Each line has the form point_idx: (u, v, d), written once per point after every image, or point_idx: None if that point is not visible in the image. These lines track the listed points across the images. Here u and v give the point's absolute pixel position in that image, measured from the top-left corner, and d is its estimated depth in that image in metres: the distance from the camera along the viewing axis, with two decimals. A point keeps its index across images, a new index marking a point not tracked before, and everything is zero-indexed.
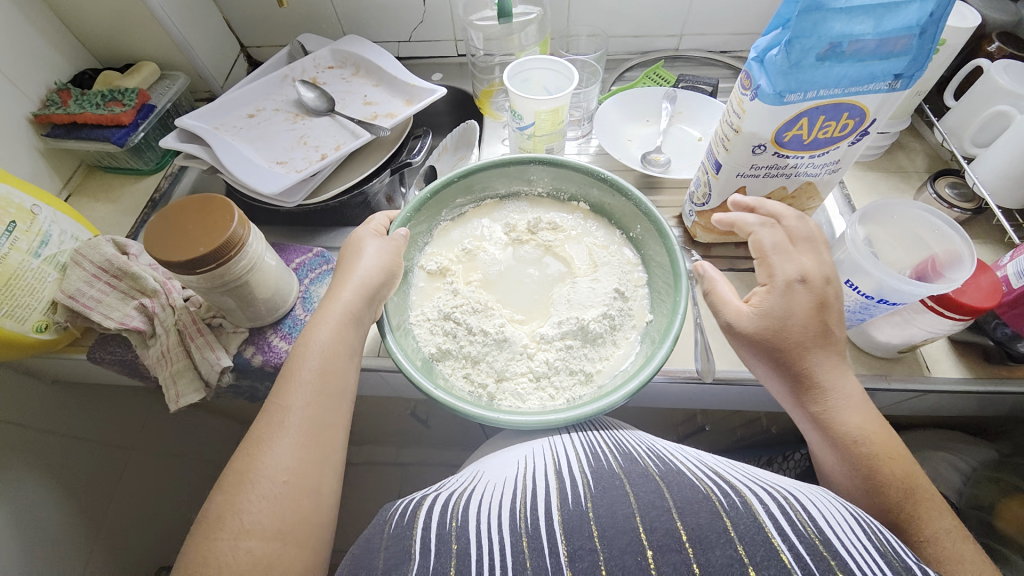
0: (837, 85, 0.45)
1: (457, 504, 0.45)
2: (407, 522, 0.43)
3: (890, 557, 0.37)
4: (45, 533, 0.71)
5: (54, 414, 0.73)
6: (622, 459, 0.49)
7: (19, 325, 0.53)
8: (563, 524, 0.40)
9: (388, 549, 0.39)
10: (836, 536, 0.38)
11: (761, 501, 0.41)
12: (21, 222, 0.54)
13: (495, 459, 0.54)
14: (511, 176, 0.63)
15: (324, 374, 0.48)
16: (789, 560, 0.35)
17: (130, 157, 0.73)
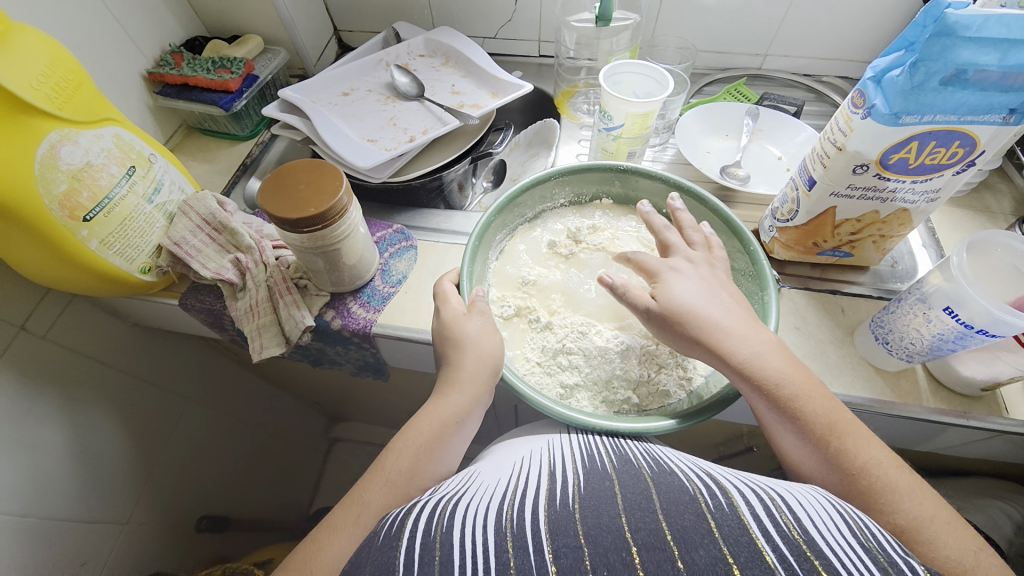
0: (953, 112, 0.44)
1: (446, 504, 0.41)
2: (394, 533, 0.38)
3: (875, 553, 0.33)
4: (105, 470, 0.74)
5: (128, 356, 0.75)
6: (615, 460, 0.45)
7: (127, 264, 0.57)
8: (548, 521, 0.37)
9: (373, 560, 0.35)
10: (821, 535, 0.35)
11: (748, 504, 0.38)
12: (140, 168, 0.57)
13: (492, 459, 0.51)
14: (540, 196, 0.64)
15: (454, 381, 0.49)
16: (773, 561, 0.32)
17: (229, 122, 0.77)
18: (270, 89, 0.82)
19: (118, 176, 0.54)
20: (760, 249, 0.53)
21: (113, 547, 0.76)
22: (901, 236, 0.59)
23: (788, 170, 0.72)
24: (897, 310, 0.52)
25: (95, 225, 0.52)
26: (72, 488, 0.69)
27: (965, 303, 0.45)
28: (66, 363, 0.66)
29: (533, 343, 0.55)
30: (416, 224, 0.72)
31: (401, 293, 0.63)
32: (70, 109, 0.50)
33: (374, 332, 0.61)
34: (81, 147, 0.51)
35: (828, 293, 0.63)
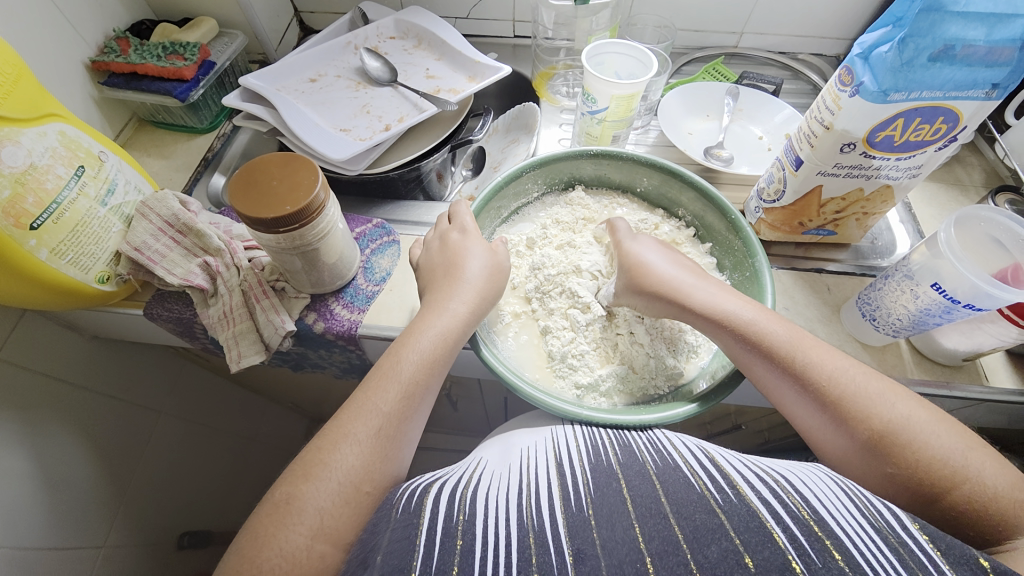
0: (939, 88, 0.44)
1: (467, 492, 0.42)
2: (414, 509, 0.39)
3: (885, 534, 0.34)
4: (74, 493, 0.69)
5: (86, 369, 0.70)
6: (620, 453, 0.45)
7: (82, 274, 0.52)
8: (567, 526, 0.38)
9: (395, 533, 0.36)
10: (831, 515, 0.36)
11: (754, 489, 0.40)
12: (89, 168, 0.52)
13: (497, 446, 0.51)
14: (515, 192, 0.61)
15: (428, 367, 0.45)
16: (785, 543, 0.34)
17: (185, 114, 0.72)
18: (228, 77, 0.76)
19: (65, 178, 0.49)
20: (747, 225, 0.53)
21: (90, 572, 0.71)
22: (882, 214, 0.59)
23: (770, 150, 0.72)
24: (884, 287, 0.53)
25: (44, 234, 0.47)
26: (39, 516, 0.64)
27: (953, 278, 0.46)
28: (20, 384, 0.60)
29: (538, 349, 0.54)
30: (397, 218, 0.69)
31: (385, 291, 0.60)
32: (9, 106, 0.45)
33: (360, 334, 0.58)
34: (23, 147, 0.46)
35: (813, 272, 0.64)
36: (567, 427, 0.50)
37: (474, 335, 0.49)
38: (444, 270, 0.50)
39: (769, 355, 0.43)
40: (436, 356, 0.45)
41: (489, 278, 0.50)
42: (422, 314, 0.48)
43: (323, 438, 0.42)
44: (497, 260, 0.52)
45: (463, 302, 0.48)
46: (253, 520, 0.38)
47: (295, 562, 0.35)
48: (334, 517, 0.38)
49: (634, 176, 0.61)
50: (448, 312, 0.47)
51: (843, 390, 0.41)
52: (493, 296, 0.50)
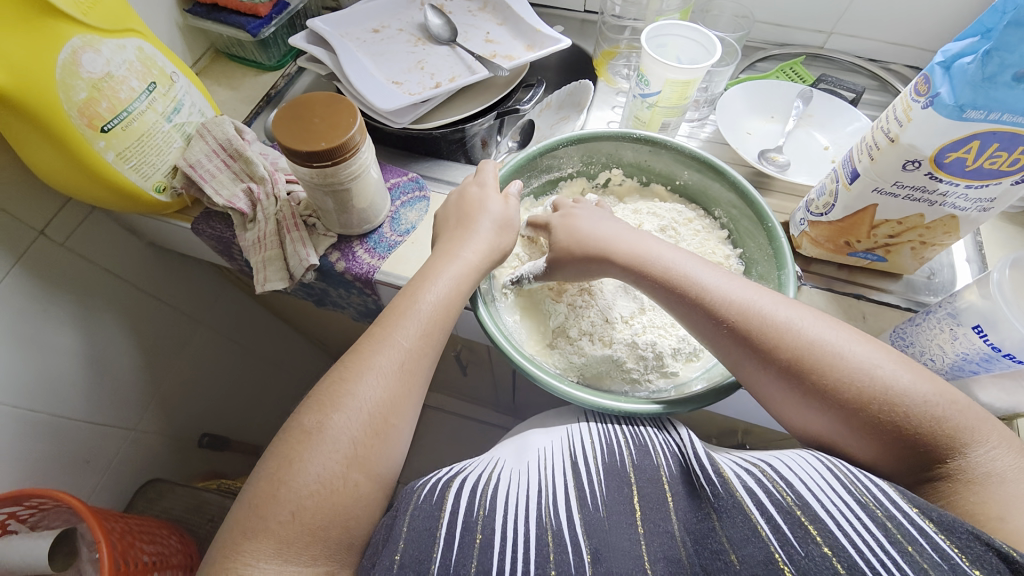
0: (1023, 114, 0.39)
1: (485, 488, 0.44)
2: (434, 501, 0.42)
3: (870, 508, 0.34)
4: (115, 380, 0.77)
5: (139, 271, 0.77)
6: (636, 453, 0.47)
7: (142, 180, 0.57)
8: (584, 525, 0.39)
9: (416, 519, 0.40)
10: (815, 497, 0.36)
11: (738, 476, 0.40)
12: (161, 85, 0.57)
13: (513, 447, 0.53)
14: (547, 164, 0.59)
15: (437, 320, 0.47)
16: (767, 535, 0.34)
17: (256, 50, 0.76)
18: (300, 19, 0.80)
19: (137, 91, 0.54)
20: (781, 231, 0.50)
21: (119, 450, 0.80)
22: (944, 246, 0.54)
23: (833, 163, 0.67)
24: (922, 323, 0.48)
25: (112, 138, 0.52)
26: (81, 392, 0.72)
27: (999, 323, 0.42)
28: (81, 273, 0.68)
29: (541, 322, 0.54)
30: (433, 175, 0.71)
31: (407, 243, 0.62)
32: (95, 16, 0.49)
33: (375, 279, 0.60)
34: (104, 56, 0.51)
35: (852, 298, 0.59)
36: (584, 425, 0.53)
37: (475, 291, 0.50)
38: (456, 220, 0.52)
39: (710, 311, 0.43)
40: (451, 302, 0.47)
41: (501, 236, 0.51)
42: (434, 261, 0.50)
43: (348, 366, 0.45)
44: (507, 212, 0.52)
45: (474, 251, 0.50)
46: (287, 433, 0.42)
47: (328, 483, 0.40)
48: (364, 447, 0.42)
49: (673, 167, 0.59)
50: (459, 260, 0.49)
51: (829, 368, 0.39)
52: (501, 250, 0.51)
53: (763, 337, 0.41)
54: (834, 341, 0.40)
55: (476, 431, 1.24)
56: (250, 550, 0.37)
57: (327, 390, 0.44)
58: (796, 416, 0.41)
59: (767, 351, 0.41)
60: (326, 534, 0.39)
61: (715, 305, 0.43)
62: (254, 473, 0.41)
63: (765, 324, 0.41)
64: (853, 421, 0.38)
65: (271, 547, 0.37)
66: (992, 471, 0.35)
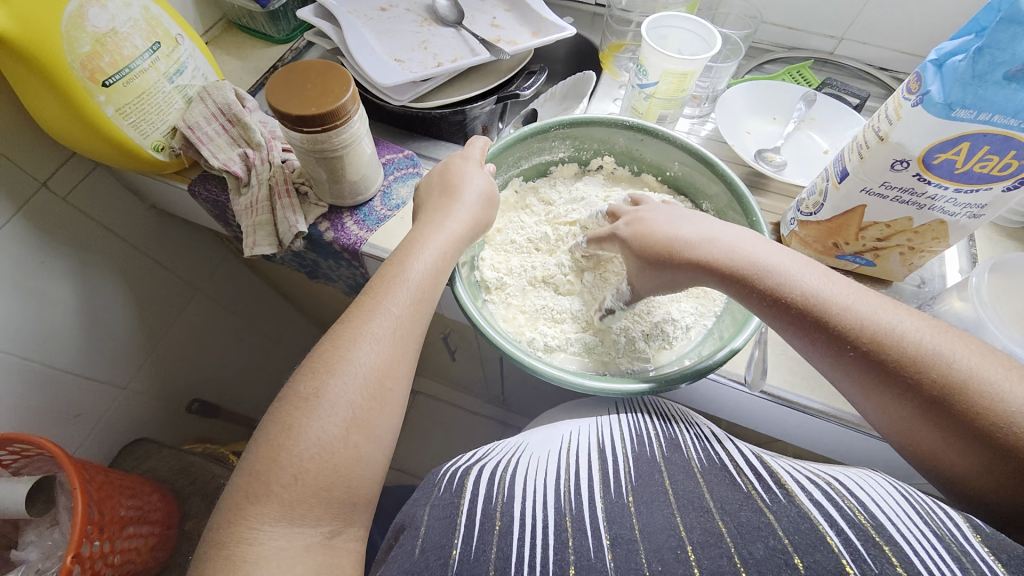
0: (1012, 115, 0.39)
1: (505, 473, 0.47)
2: (456, 489, 0.45)
3: (946, 540, 0.33)
4: (109, 338, 0.79)
5: (136, 231, 0.78)
6: (666, 446, 0.49)
7: (141, 138, 0.58)
8: (607, 510, 0.41)
9: (440, 506, 0.42)
10: (890, 521, 0.36)
11: (804, 491, 0.40)
12: (165, 46, 0.58)
13: (542, 432, 0.55)
14: (538, 146, 0.59)
15: (422, 290, 0.47)
16: (837, 547, 0.34)
17: (266, 22, 0.77)
18: None
19: (141, 49, 0.55)
20: (762, 220, 0.49)
21: (109, 407, 0.82)
22: (933, 253, 0.53)
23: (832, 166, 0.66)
24: None
25: (113, 93, 0.53)
26: (73, 345, 0.74)
27: (976, 328, 0.41)
28: (80, 227, 0.69)
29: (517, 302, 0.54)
30: (429, 155, 0.71)
31: (396, 218, 0.63)
32: None
33: (363, 251, 0.61)
34: (109, 12, 0.52)
35: None
36: (612, 416, 0.55)
37: (454, 271, 0.51)
38: (439, 190, 0.52)
39: (815, 320, 0.39)
40: (437, 269, 0.48)
41: (481, 207, 0.52)
42: (418, 232, 0.50)
43: (341, 335, 0.45)
44: (489, 188, 0.53)
45: (458, 221, 0.50)
46: (282, 403, 0.43)
47: (333, 451, 0.41)
48: (363, 410, 0.42)
49: (662, 158, 0.58)
50: (443, 230, 0.49)
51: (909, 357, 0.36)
52: (484, 225, 0.52)
53: (879, 349, 0.37)
54: (964, 360, 0.36)
55: (466, 419, 1.24)
56: (255, 513, 0.38)
57: (323, 359, 0.44)
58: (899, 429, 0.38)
59: (884, 364, 0.37)
60: (331, 496, 0.40)
61: (785, 295, 0.40)
62: (257, 433, 0.42)
63: (837, 310, 0.39)
64: (939, 419, 0.36)
65: (276, 509, 0.38)
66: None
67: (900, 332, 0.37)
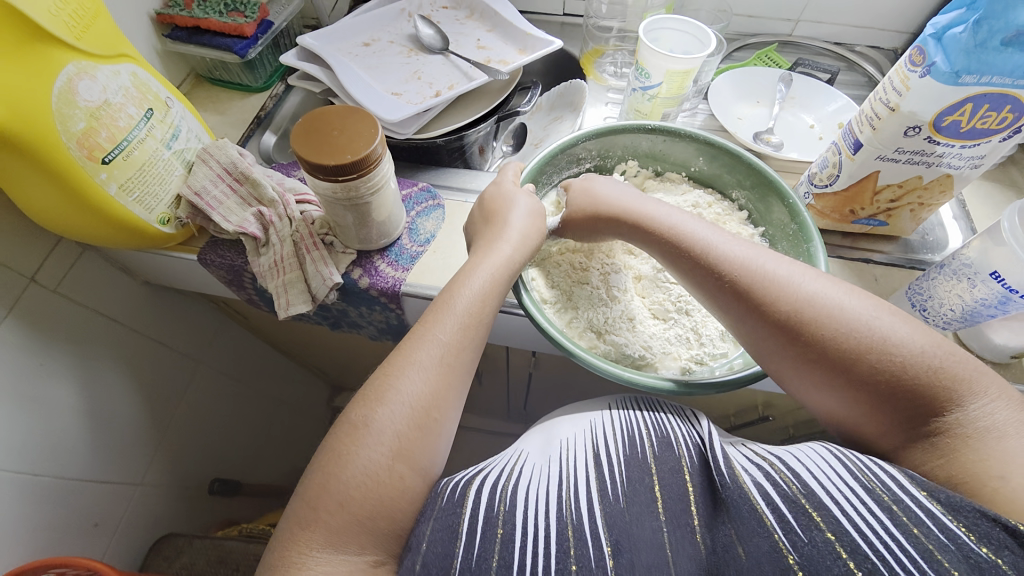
0: (1009, 74, 0.43)
1: (506, 484, 0.44)
2: (458, 497, 0.42)
3: (878, 495, 0.35)
4: (117, 431, 0.72)
5: (136, 312, 0.72)
6: (657, 445, 0.46)
7: (147, 213, 0.54)
8: (605, 517, 0.40)
9: (439, 518, 0.40)
10: (822, 487, 0.37)
11: (747, 472, 0.40)
12: (157, 111, 0.54)
13: (539, 437, 0.51)
14: (567, 160, 0.61)
15: (470, 316, 0.46)
16: (773, 524, 0.35)
17: (242, 71, 0.74)
18: (283, 38, 0.78)
19: (136, 118, 0.51)
20: (803, 207, 0.53)
21: (127, 507, 0.75)
22: (938, 205, 0.58)
23: (821, 140, 0.71)
24: (937, 277, 0.52)
25: (114, 169, 0.49)
26: (83, 449, 0.67)
27: (1013, 267, 0.45)
28: (77, 319, 0.64)
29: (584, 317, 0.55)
30: (441, 184, 0.70)
31: (429, 252, 0.61)
32: (88, 41, 0.47)
33: (402, 292, 0.59)
34: (99, 83, 0.48)
35: (861, 262, 0.63)
36: (606, 415, 0.52)
37: (518, 277, 0.51)
38: (486, 220, 0.53)
39: (730, 282, 0.45)
40: (492, 293, 0.47)
41: (535, 232, 0.52)
42: (471, 260, 0.49)
43: (388, 367, 0.44)
44: (535, 202, 0.53)
45: (510, 244, 0.49)
46: (332, 439, 0.42)
47: (376, 481, 0.39)
48: (408, 439, 0.41)
49: (690, 156, 0.61)
50: (497, 253, 0.49)
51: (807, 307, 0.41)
52: (536, 235, 0.52)
53: (788, 308, 0.42)
54: (863, 315, 0.40)
55: (488, 440, 1.26)
56: (305, 538, 0.37)
57: (368, 390, 0.43)
58: (805, 386, 0.42)
59: (784, 321, 0.42)
60: (374, 524, 0.38)
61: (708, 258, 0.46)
62: (307, 469, 0.41)
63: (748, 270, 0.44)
64: (836, 369, 0.39)
65: (323, 537, 0.37)
66: (993, 426, 0.35)
67: (798, 290, 0.42)
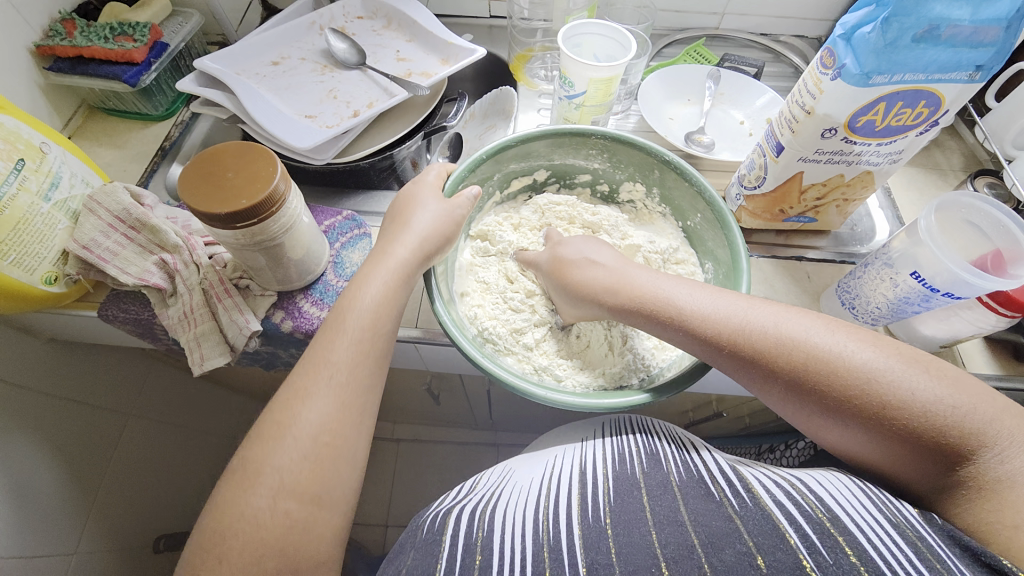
0: (923, 70, 0.43)
1: (483, 510, 0.44)
2: (436, 529, 0.44)
3: (903, 529, 0.34)
4: (39, 504, 0.66)
5: (45, 373, 0.66)
6: (647, 463, 0.46)
7: (27, 275, 0.49)
8: (583, 536, 0.39)
9: (419, 549, 0.42)
10: (845, 512, 0.36)
11: (768, 492, 0.40)
12: (30, 160, 0.48)
13: (526, 458, 0.53)
14: (577, 149, 0.59)
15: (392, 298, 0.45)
16: (796, 543, 0.34)
17: (139, 100, 0.67)
18: (184, 60, 0.72)
19: (3, 172, 0.46)
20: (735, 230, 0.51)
21: None
22: (862, 200, 0.59)
23: (752, 136, 0.71)
24: (864, 276, 0.53)
25: None
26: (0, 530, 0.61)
27: (931, 266, 0.46)
28: None
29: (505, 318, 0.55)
30: (368, 210, 0.66)
31: None
32: None
33: None
34: None
35: (794, 260, 0.63)
36: (596, 439, 0.52)
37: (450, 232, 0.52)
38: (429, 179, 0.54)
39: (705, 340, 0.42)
40: (423, 245, 0.48)
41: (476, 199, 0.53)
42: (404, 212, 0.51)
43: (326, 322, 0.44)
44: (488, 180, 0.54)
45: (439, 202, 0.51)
46: None
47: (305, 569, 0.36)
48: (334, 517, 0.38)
49: (660, 180, 0.58)
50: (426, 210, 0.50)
51: (786, 354, 0.39)
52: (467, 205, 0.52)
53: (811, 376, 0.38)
54: (885, 368, 0.37)
55: (457, 451, 1.24)
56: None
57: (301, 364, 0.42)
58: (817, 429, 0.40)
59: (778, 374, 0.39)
60: None
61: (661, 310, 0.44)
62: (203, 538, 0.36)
63: (698, 316, 0.42)
64: (850, 423, 0.37)
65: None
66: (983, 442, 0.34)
67: (798, 343, 0.39)
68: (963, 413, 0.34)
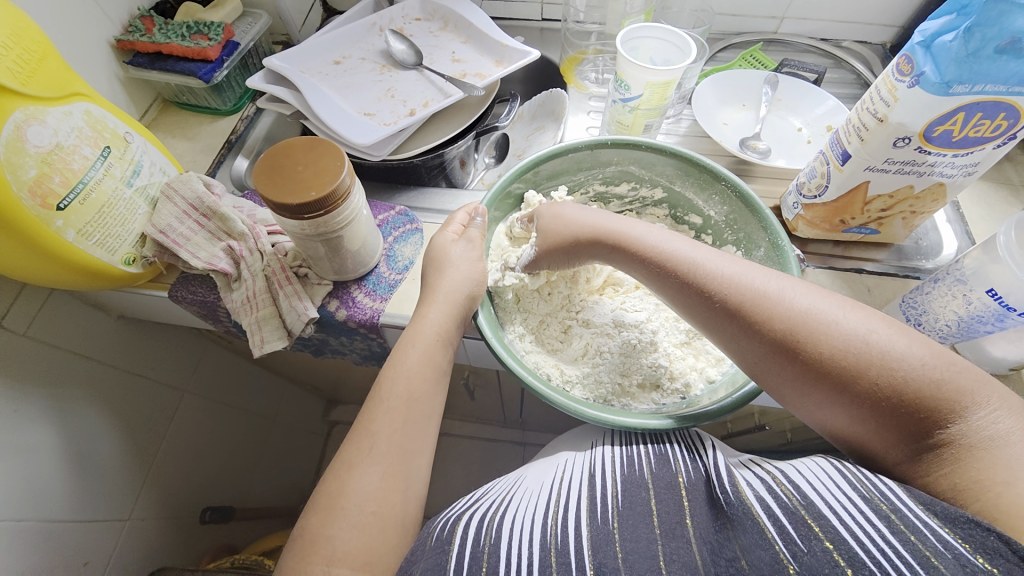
0: (1004, 82, 0.41)
1: (494, 517, 0.43)
2: (445, 536, 0.40)
3: (875, 502, 0.33)
4: (101, 469, 0.71)
5: (112, 347, 0.71)
6: (654, 464, 0.46)
7: (109, 255, 0.52)
8: (591, 539, 0.38)
9: (426, 559, 0.37)
10: (819, 495, 0.35)
11: (752, 488, 0.39)
12: (115, 148, 0.52)
13: (540, 465, 0.53)
14: (700, 185, 0.57)
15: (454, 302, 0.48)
16: (774, 537, 0.34)
17: (209, 95, 0.71)
18: (251, 58, 0.75)
19: (91, 159, 0.49)
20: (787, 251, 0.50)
21: (116, 542, 0.74)
22: (930, 213, 0.56)
23: (810, 143, 0.69)
24: (933, 291, 0.50)
25: (70, 214, 0.47)
26: (67, 491, 0.66)
27: (1009, 284, 0.43)
28: (50, 361, 0.62)
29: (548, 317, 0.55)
30: (418, 205, 0.68)
31: (408, 280, 0.59)
32: (36, 84, 0.44)
33: (381, 323, 0.57)
34: (50, 127, 0.46)
35: (852, 272, 0.61)
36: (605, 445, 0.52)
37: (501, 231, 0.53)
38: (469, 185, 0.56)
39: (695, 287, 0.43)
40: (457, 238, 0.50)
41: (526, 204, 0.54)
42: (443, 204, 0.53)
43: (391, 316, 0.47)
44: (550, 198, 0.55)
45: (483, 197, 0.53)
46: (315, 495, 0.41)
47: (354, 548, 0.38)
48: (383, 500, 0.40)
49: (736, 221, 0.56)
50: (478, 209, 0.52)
51: (769, 308, 0.39)
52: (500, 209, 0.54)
53: (752, 308, 0.40)
54: (867, 333, 0.37)
55: (487, 449, 1.25)
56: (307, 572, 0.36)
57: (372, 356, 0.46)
58: (784, 388, 0.40)
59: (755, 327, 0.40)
60: None
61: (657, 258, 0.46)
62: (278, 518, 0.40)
63: (693, 266, 0.44)
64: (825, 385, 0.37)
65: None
66: (994, 435, 0.32)
67: (789, 304, 0.39)
68: (954, 373, 0.34)
